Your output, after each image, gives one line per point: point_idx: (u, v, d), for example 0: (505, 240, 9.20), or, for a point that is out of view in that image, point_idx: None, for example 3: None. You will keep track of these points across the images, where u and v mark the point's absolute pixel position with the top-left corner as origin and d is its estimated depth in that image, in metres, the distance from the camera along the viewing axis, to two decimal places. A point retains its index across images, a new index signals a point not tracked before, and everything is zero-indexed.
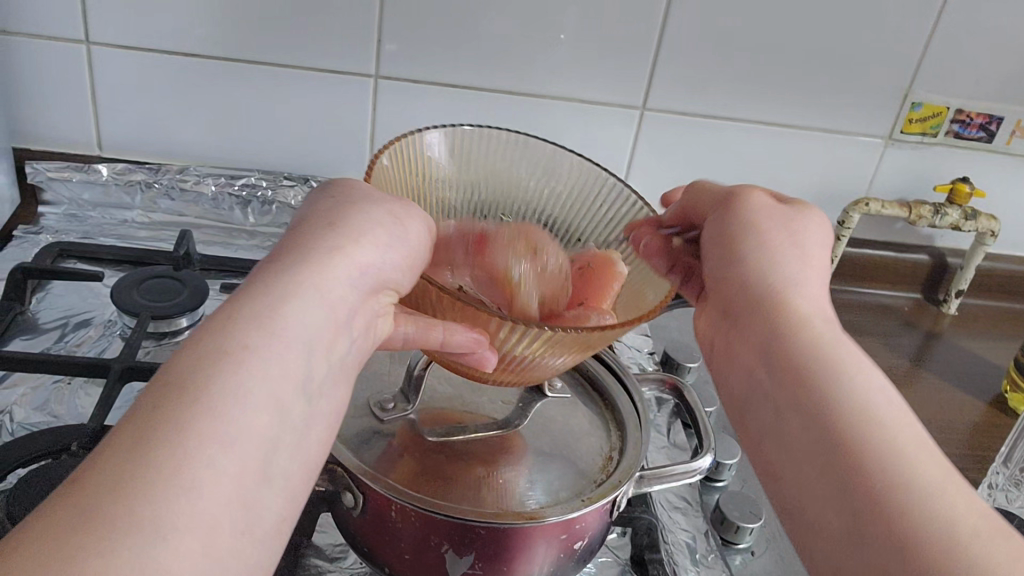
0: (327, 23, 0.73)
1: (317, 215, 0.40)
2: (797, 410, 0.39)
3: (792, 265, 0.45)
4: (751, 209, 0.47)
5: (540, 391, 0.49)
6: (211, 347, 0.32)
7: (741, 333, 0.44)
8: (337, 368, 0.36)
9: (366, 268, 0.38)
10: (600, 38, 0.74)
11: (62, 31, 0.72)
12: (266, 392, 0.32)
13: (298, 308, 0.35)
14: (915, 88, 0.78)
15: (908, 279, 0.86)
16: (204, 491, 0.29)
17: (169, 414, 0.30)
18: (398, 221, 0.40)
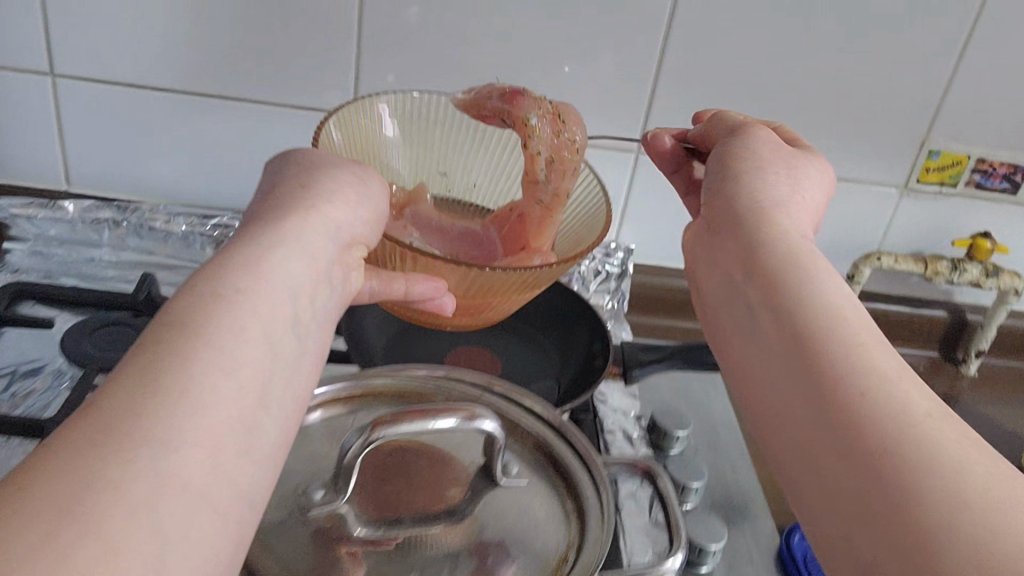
0: (303, 57, 0.69)
1: (285, 180, 0.40)
2: (768, 309, 0.38)
3: (778, 192, 0.43)
4: (743, 144, 0.47)
5: (493, 476, 0.43)
6: (206, 288, 0.32)
7: (720, 249, 0.42)
8: (320, 317, 0.36)
9: (339, 225, 0.38)
10: (591, 77, 0.70)
11: (27, 63, 0.69)
12: (260, 325, 0.32)
13: (282, 252, 0.35)
14: (933, 135, 0.73)
15: (923, 336, 0.80)
16: (208, 412, 0.28)
17: (170, 345, 0.30)
18: (361, 182, 0.41)
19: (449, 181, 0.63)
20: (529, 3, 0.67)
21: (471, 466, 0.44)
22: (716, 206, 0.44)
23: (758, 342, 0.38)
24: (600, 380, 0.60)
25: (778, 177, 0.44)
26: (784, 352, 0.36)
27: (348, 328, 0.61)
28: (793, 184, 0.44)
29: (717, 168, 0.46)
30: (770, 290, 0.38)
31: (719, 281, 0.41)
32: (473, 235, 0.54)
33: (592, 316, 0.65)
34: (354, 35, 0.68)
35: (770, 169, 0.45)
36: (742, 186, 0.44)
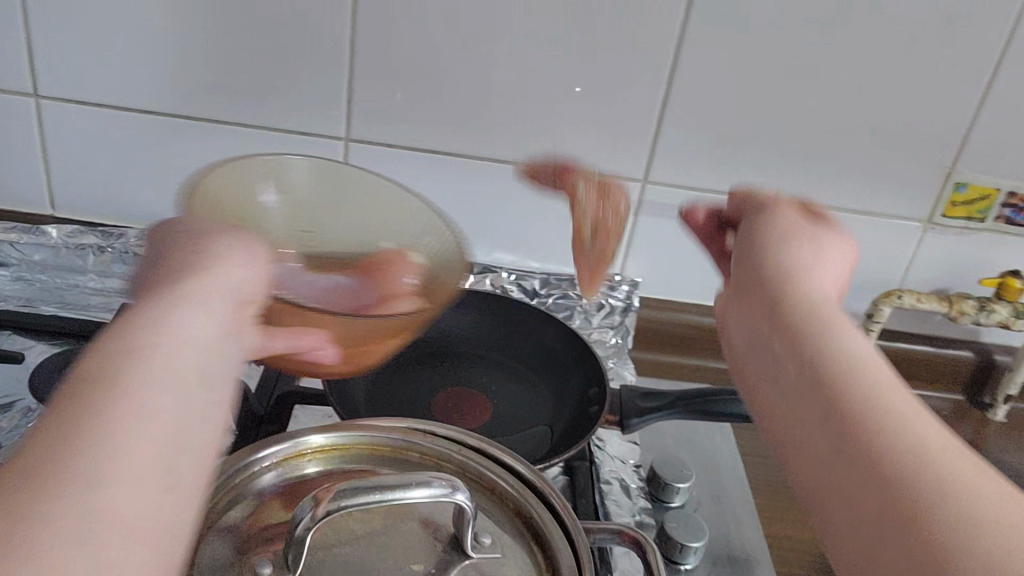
0: (293, 80, 0.66)
1: (168, 242, 0.34)
2: (793, 356, 0.33)
3: (803, 259, 0.38)
4: (770, 221, 0.41)
5: (460, 548, 0.40)
6: (112, 342, 0.27)
7: (744, 324, 0.37)
8: (235, 369, 0.31)
9: (244, 284, 0.32)
10: (596, 103, 0.67)
11: (10, 83, 0.66)
12: (167, 400, 0.26)
13: (179, 318, 0.29)
14: (960, 166, 0.68)
15: (948, 379, 0.75)
16: (114, 489, 0.24)
17: (64, 436, 0.24)
18: (235, 235, 0.35)
19: (316, 240, 0.57)
20: (529, 25, 0.63)
21: (441, 537, 0.40)
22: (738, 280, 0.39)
23: (790, 418, 0.32)
24: (596, 428, 0.56)
25: (807, 247, 0.39)
26: (818, 426, 0.30)
27: None
28: (823, 252, 0.39)
29: (745, 238, 0.41)
30: (800, 362, 0.33)
31: (753, 361, 0.36)
32: (350, 287, 0.52)
33: (591, 359, 0.62)
34: (346, 57, 0.65)
35: (795, 239, 0.40)
36: (762, 258, 0.39)
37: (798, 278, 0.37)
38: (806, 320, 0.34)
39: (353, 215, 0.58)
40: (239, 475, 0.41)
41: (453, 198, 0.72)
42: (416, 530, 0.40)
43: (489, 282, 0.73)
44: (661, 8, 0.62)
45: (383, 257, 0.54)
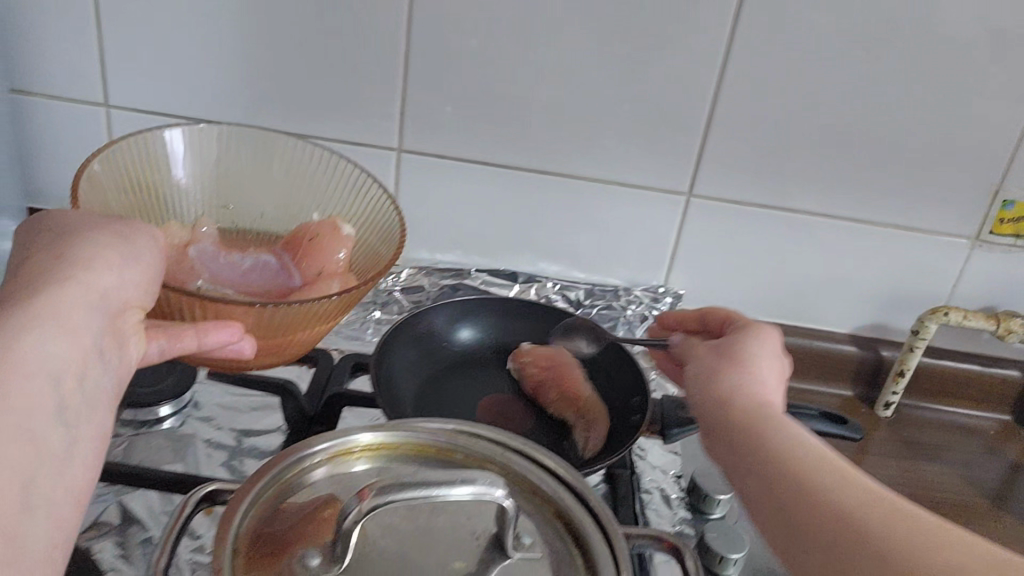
0: (348, 93, 0.68)
1: (42, 250, 0.39)
2: (811, 521, 0.38)
3: (744, 380, 0.46)
4: (719, 350, 0.49)
5: (503, 551, 0.41)
6: None
7: (747, 480, 0.42)
8: (94, 392, 0.35)
9: (107, 291, 0.37)
10: (643, 118, 0.68)
11: (82, 93, 0.70)
12: (20, 422, 0.31)
13: (39, 340, 0.33)
14: (1007, 184, 0.69)
15: (994, 398, 0.75)
16: None
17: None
18: (118, 239, 0.40)
19: (239, 214, 0.62)
20: (577, 41, 0.65)
21: (484, 534, 0.41)
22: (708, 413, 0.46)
23: (788, 541, 0.39)
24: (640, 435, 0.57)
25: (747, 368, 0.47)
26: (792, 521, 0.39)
27: (377, 370, 0.59)
28: (765, 370, 0.47)
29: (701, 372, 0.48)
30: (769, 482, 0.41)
31: (745, 485, 0.42)
32: (283, 266, 0.55)
33: (636, 367, 0.62)
34: (400, 71, 0.67)
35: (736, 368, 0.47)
36: (714, 396, 0.46)
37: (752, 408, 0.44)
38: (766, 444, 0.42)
39: (291, 182, 0.63)
40: (291, 470, 0.43)
41: (501, 208, 0.73)
42: (459, 525, 0.41)
43: (534, 291, 0.74)
44: (708, 25, 0.63)
45: (311, 239, 0.55)
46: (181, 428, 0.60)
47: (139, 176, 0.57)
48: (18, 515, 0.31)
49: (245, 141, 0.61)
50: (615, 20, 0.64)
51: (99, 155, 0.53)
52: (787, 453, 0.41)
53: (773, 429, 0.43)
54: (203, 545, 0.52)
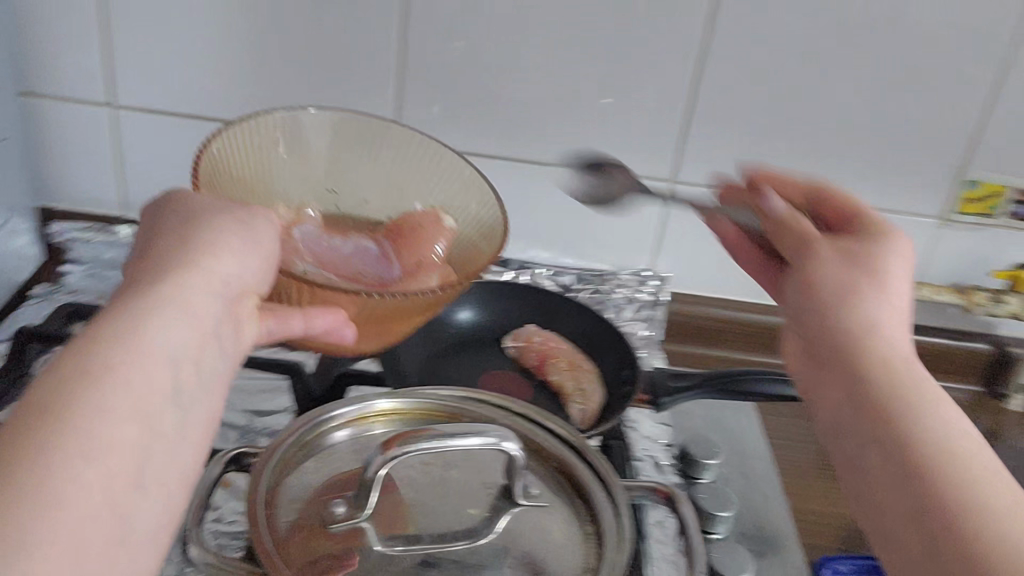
0: (346, 89, 0.72)
1: (169, 230, 0.37)
2: (900, 487, 0.36)
3: (874, 306, 0.43)
4: (839, 259, 0.45)
5: (511, 498, 0.44)
6: (76, 362, 0.29)
7: (844, 414, 0.40)
8: (211, 378, 0.33)
9: (230, 277, 0.36)
10: (627, 108, 0.72)
11: (90, 94, 0.73)
12: (137, 401, 0.30)
13: (160, 320, 0.32)
14: (971, 166, 0.73)
15: (965, 370, 0.79)
16: (66, 508, 0.26)
17: (21, 430, 0.27)
18: (240, 223, 0.38)
19: (346, 201, 0.63)
20: (564, 35, 0.69)
21: (494, 486, 0.45)
22: (821, 341, 0.43)
23: (881, 494, 0.37)
24: (632, 403, 0.61)
25: (866, 289, 0.43)
26: (899, 494, 0.36)
27: None
28: (892, 293, 0.44)
29: (802, 290, 0.45)
30: (880, 445, 0.38)
31: (842, 418, 0.40)
32: (379, 256, 0.56)
33: (624, 343, 0.67)
34: (397, 67, 0.71)
35: (863, 284, 0.43)
36: (835, 327, 0.42)
37: (871, 340, 0.41)
38: (893, 407, 0.38)
39: (397, 170, 0.63)
40: (312, 433, 0.46)
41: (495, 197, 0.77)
42: (471, 480, 0.45)
43: (526, 278, 0.77)
44: (686, 18, 0.67)
45: (408, 236, 0.57)
46: None
47: (253, 158, 0.57)
48: (129, 493, 0.28)
49: (354, 130, 0.61)
50: (599, 14, 0.68)
51: (214, 139, 0.53)
52: (914, 417, 0.38)
53: (898, 381, 0.39)
54: (221, 515, 0.54)
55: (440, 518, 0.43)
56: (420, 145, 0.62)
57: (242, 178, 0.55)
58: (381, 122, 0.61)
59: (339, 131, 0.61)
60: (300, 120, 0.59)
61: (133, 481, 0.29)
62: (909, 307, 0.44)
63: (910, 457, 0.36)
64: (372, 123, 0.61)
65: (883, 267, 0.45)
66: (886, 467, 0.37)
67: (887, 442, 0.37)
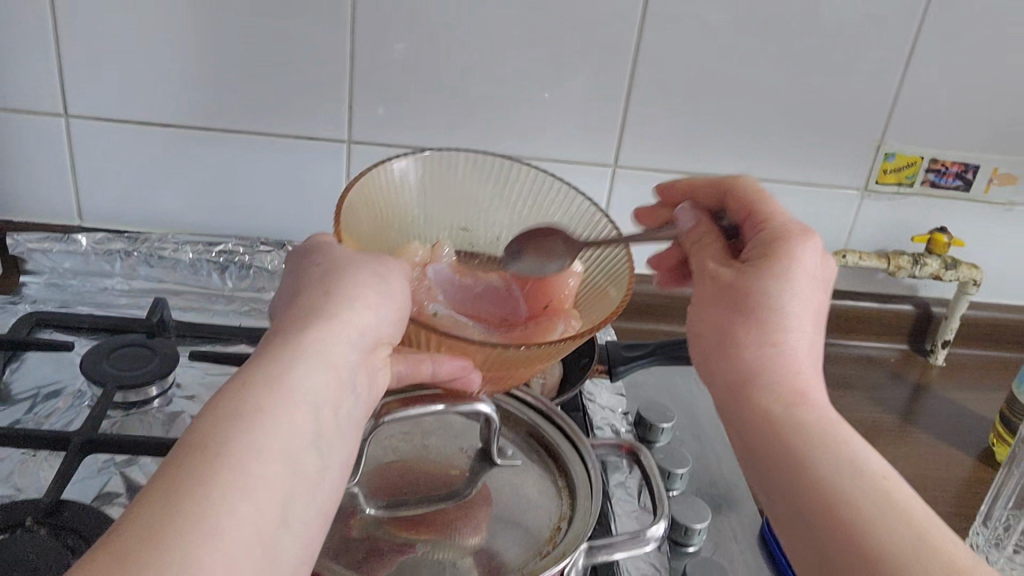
0: (297, 91, 0.74)
1: (310, 281, 0.40)
2: (785, 482, 0.38)
3: (757, 347, 0.42)
4: (734, 285, 0.44)
5: (488, 458, 0.48)
6: (232, 406, 0.33)
7: (739, 418, 0.41)
8: (348, 420, 0.37)
9: (367, 328, 0.38)
10: (569, 99, 0.76)
11: (41, 105, 0.73)
12: (279, 454, 0.33)
13: (302, 374, 0.35)
14: (887, 138, 0.79)
15: (892, 330, 0.85)
16: (223, 535, 0.30)
17: (179, 479, 0.30)
18: (379, 275, 0.40)
19: (477, 240, 0.60)
20: (507, 32, 0.73)
21: (472, 450, 0.49)
22: (715, 357, 0.43)
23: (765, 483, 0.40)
24: (588, 375, 0.66)
25: (769, 323, 0.42)
26: (808, 540, 0.37)
27: None
28: (795, 318, 0.42)
29: (717, 337, 0.43)
30: (790, 488, 0.38)
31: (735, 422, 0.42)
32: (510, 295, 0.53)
33: None
34: (346, 67, 0.74)
35: (740, 320, 0.43)
36: (734, 377, 0.42)
37: (757, 380, 0.41)
38: (795, 452, 0.38)
39: (529, 212, 0.59)
40: None
41: None
42: (449, 446, 0.49)
43: None
44: (620, 12, 0.72)
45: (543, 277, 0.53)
46: (169, 407, 0.65)
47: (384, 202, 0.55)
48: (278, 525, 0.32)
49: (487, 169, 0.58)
50: (539, 11, 0.72)
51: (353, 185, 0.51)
52: (815, 457, 0.38)
53: (804, 426, 0.39)
54: None
55: (424, 479, 0.46)
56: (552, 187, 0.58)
57: (373, 221, 0.54)
58: (514, 163, 0.58)
59: (480, 172, 0.59)
60: (436, 162, 0.57)
61: (278, 525, 0.32)
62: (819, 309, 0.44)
63: (820, 504, 0.37)
64: (496, 163, 0.58)
65: (786, 289, 0.43)
66: (796, 513, 0.37)
67: (788, 487, 0.38)
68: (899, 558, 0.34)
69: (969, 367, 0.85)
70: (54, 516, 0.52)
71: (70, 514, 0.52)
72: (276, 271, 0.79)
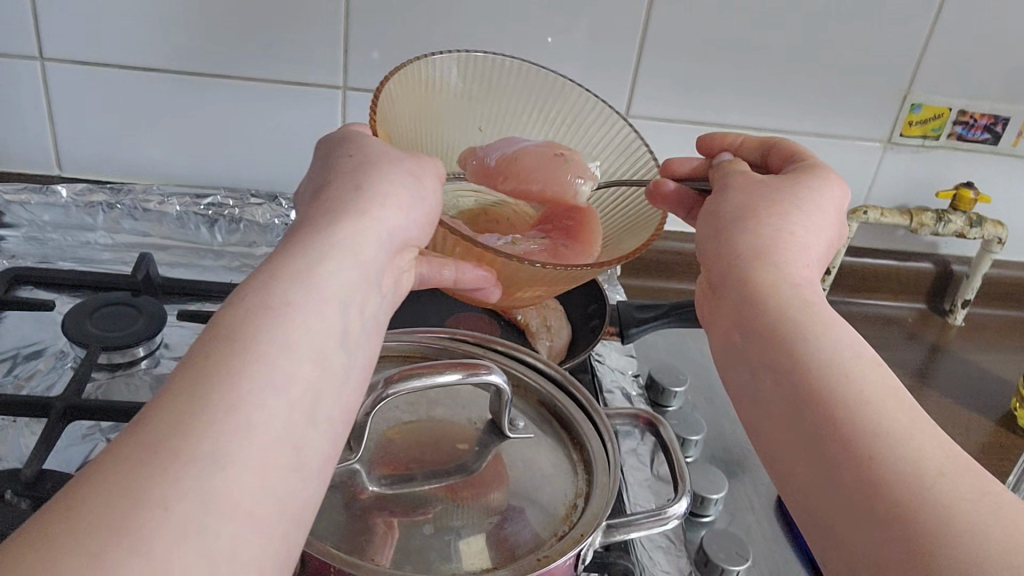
0: (289, 31, 0.69)
1: (341, 174, 0.40)
2: (771, 369, 0.35)
3: (770, 232, 0.41)
4: (757, 187, 0.44)
5: (498, 433, 0.45)
6: (259, 297, 0.32)
7: (732, 289, 0.39)
8: (372, 323, 0.36)
9: (396, 228, 0.38)
10: (581, 44, 0.71)
11: (13, 46, 0.68)
12: (311, 338, 0.32)
13: (332, 263, 0.34)
14: (914, 89, 0.75)
15: (910, 289, 0.82)
16: (256, 430, 0.28)
17: (214, 356, 0.29)
18: (411, 176, 0.41)
19: None
20: None
21: (480, 421, 0.46)
22: (720, 233, 0.42)
23: (746, 369, 0.37)
24: (600, 337, 0.63)
25: (786, 213, 0.42)
26: (792, 412, 0.34)
27: None
28: (800, 239, 0.41)
29: (713, 233, 0.42)
30: (783, 366, 0.35)
31: (731, 296, 0.39)
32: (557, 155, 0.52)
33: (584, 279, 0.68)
34: (341, 9, 0.69)
35: (763, 211, 0.42)
36: (730, 264, 0.40)
37: (768, 257, 0.39)
38: (794, 323, 0.36)
39: (564, 128, 0.60)
40: None
41: None
42: (456, 417, 0.46)
43: None
44: None
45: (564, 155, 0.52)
46: (157, 369, 0.61)
47: (422, 101, 0.56)
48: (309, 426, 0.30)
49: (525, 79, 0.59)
50: None
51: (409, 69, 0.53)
52: (810, 339, 0.35)
53: (801, 305, 0.37)
54: None
55: (431, 454, 0.43)
56: (593, 110, 0.60)
57: (411, 120, 0.55)
58: (561, 78, 0.60)
59: (514, 82, 0.60)
60: (483, 65, 0.58)
61: (308, 420, 0.30)
62: (830, 240, 0.43)
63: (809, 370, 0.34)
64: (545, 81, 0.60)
65: (812, 197, 0.43)
66: (777, 389, 0.35)
67: (775, 362, 0.35)
68: (875, 428, 0.31)
69: (988, 327, 0.82)
70: (36, 487, 0.48)
71: (52, 485, 0.49)
72: (268, 224, 0.75)
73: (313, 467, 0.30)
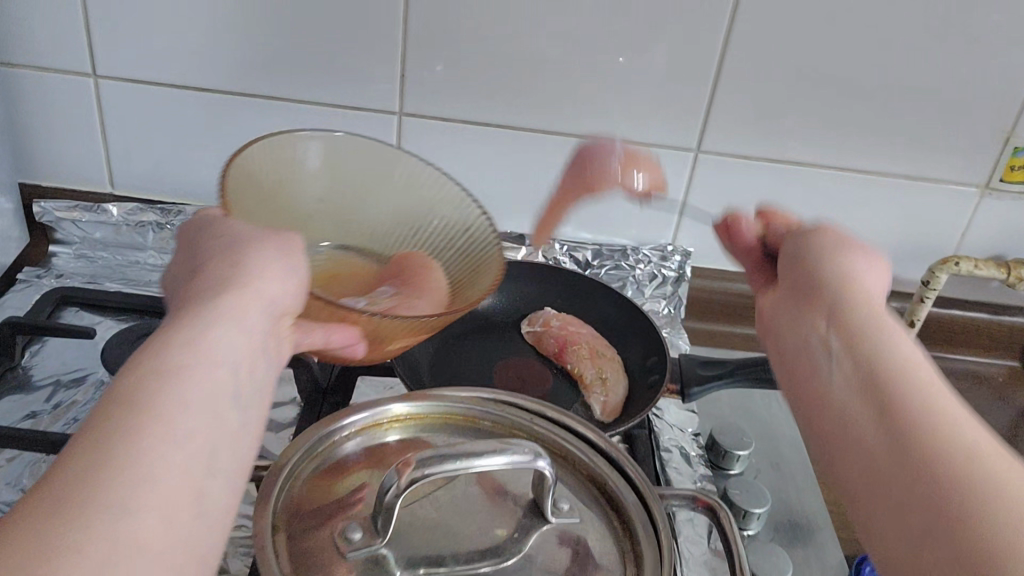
0: (345, 52, 0.67)
1: (211, 244, 0.35)
2: (850, 375, 0.34)
3: (849, 263, 0.39)
4: (833, 231, 0.41)
5: (541, 515, 0.41)
6: (151, 359, 0.28)
7: (799, 313, 0.38)
8: (269, 375, 0.32)
9: (290, 283, 0.34)
10: (651, 73, 0.67)
11: (67, 63, 0.67)
12: (211, 394, 0.28)
13: (229, 314, 0.30)
14: (1018, 131, 0.68)
15: (1002, 345, 0.76)
16: (159, 489, 0.25)
17: (108, 418, 0.26)
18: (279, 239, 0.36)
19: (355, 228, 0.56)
20: None
21: (521, 500, 0.42)
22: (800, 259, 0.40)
23: (818, 380, 0.35)
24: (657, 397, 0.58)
25: (865, 250, 0.40)
26: (870, 423, 0.32)
27: None
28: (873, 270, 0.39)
29: (794, 258, 0.41)
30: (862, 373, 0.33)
31: (801, 314, 0.38)
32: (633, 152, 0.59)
33: (647, 330, 0.65)
34: (398, 31, 0.65)
35: (842, 246, 0.40)
36: (816, 285, 0.38)
37: (849, 282, 0.38)
38: (868, 340, 0.34)
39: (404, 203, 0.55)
40: (322, 441, 0.43)
41: (506, 171, 0.73)
42: (491, 500, 0.42)
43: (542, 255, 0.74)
44: None
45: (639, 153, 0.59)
46: None
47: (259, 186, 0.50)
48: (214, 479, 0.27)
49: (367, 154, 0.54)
50: None
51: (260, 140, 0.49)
52: (885, 356, 0.33)
53: (879, 330, 0.35)
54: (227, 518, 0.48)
55: (464, 537, 0.40)
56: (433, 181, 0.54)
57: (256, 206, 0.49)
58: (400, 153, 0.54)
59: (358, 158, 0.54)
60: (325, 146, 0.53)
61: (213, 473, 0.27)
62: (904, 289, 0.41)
63: (886, 385, 0.32)
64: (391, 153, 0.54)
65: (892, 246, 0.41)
66: (857, 394, 0.33)
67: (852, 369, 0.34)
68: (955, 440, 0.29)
69: None
70: None
71: None
72: None
73: (218, 524, 0.27)
